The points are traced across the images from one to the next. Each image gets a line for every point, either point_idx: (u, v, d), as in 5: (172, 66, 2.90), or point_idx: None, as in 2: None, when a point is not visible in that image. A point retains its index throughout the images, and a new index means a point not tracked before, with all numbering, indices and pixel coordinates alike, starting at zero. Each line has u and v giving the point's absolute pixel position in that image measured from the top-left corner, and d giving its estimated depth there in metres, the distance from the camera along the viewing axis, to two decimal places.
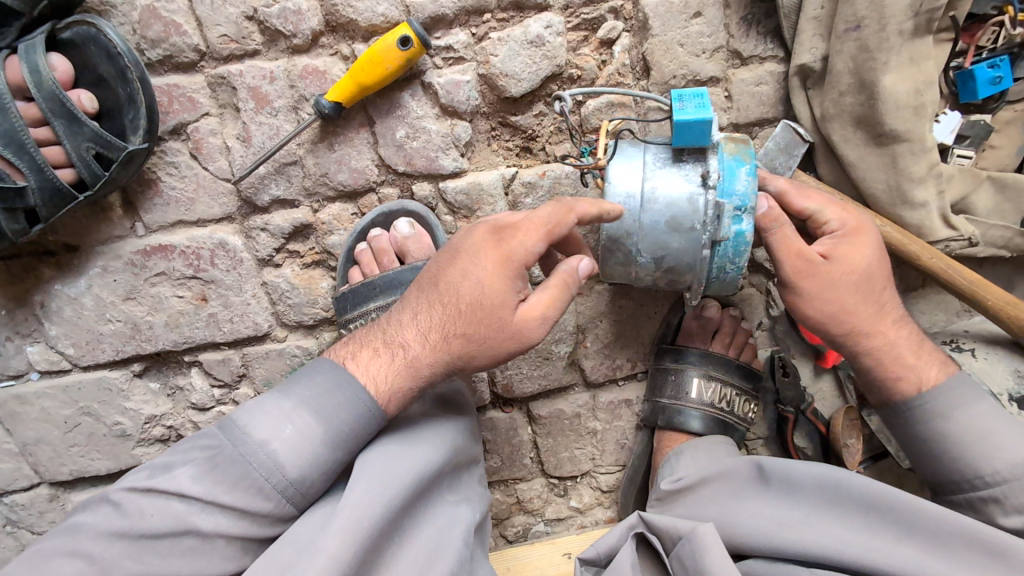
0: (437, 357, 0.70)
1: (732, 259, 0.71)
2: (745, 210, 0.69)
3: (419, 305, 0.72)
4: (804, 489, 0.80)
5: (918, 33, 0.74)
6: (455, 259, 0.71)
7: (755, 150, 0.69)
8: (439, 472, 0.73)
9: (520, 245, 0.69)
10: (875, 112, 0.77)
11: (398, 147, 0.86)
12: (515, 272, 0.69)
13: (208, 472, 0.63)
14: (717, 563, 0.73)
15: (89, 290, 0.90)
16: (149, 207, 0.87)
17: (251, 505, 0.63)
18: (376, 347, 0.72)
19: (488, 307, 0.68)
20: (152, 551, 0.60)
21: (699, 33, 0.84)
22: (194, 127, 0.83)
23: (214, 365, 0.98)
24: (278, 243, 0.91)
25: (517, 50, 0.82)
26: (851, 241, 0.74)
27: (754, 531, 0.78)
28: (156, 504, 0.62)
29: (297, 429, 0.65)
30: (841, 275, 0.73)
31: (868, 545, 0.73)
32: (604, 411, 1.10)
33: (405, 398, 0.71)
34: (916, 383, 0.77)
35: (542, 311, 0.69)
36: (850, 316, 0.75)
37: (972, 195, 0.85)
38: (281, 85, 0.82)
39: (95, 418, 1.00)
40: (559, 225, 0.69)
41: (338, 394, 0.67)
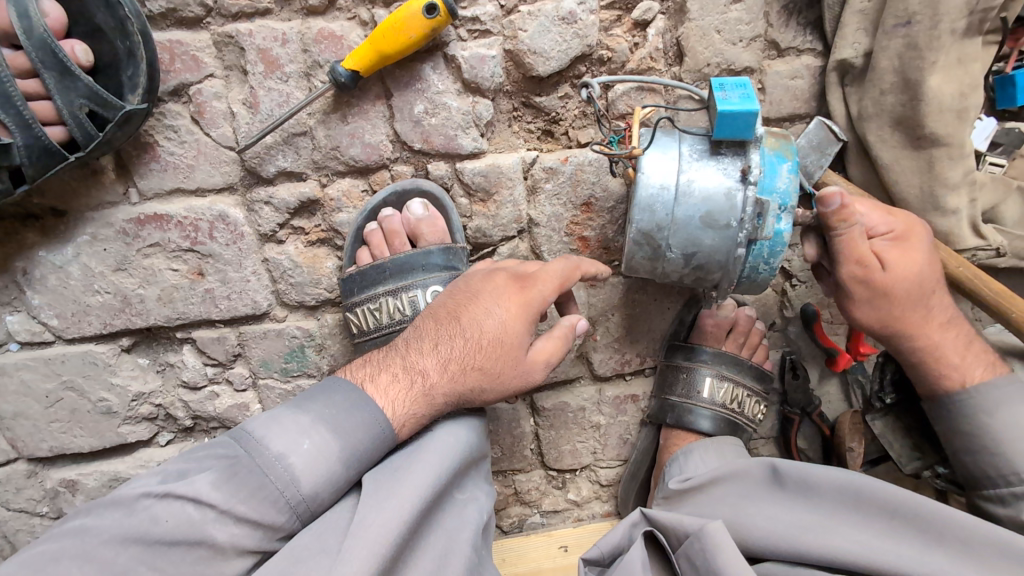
0: (452, 389, 0.70)
1: (767, 259, 0.69)
2: (784, 208, 0.67)
3: (439, 335, 0.71)
4: (819, 494, 0.79)
5: (969, 33, 0.71)
6: (475, 299, 0.72)
7: (798, 148, 0.68)
8: (455, 469, 0.70)
9: (539, 295, 0.72)
10: (917, 113, 0.74)
11: (415, 122, 0.81)
12: (531, 318, 0.72)
13: (226, 480, 0.60)
14: (727, 561, 0.71)
15: (77, 259, 0.84)
16: (144, 173, 0.81)
17: (266, 516, 0.60)
18: (394, 371, 0.70)
19: (503, 349, 0.71)
20: (166, 559, 0.56)
21: (737, 19, 0.80)
22: (197, 89, 0.77)
23: (208, 344, 0.93)
24: (282, 218, 0.86)
25: (547, 26, 0.77)
26: (902, 246, 0.73)
27: (769, 534, 0.78)
28: (172, 508, 0.58)
29: (314, 446, 0.63)
30: (899, 280, 0.73)
31: (889, 550, 0.72)
32: (610, 406, 1.08)
33: (419, 426, 0.71)
34: (960, 380, 0.80)
35: (547, 357, 0.74)
36: (897, 320, 0.77)
37: (1001, 204, 0.84)
38: (294, 49, 0.76)
39: (79, 393, 0.94)
40: (569, 280, 0.76)
41: (358, 413, 0.66)
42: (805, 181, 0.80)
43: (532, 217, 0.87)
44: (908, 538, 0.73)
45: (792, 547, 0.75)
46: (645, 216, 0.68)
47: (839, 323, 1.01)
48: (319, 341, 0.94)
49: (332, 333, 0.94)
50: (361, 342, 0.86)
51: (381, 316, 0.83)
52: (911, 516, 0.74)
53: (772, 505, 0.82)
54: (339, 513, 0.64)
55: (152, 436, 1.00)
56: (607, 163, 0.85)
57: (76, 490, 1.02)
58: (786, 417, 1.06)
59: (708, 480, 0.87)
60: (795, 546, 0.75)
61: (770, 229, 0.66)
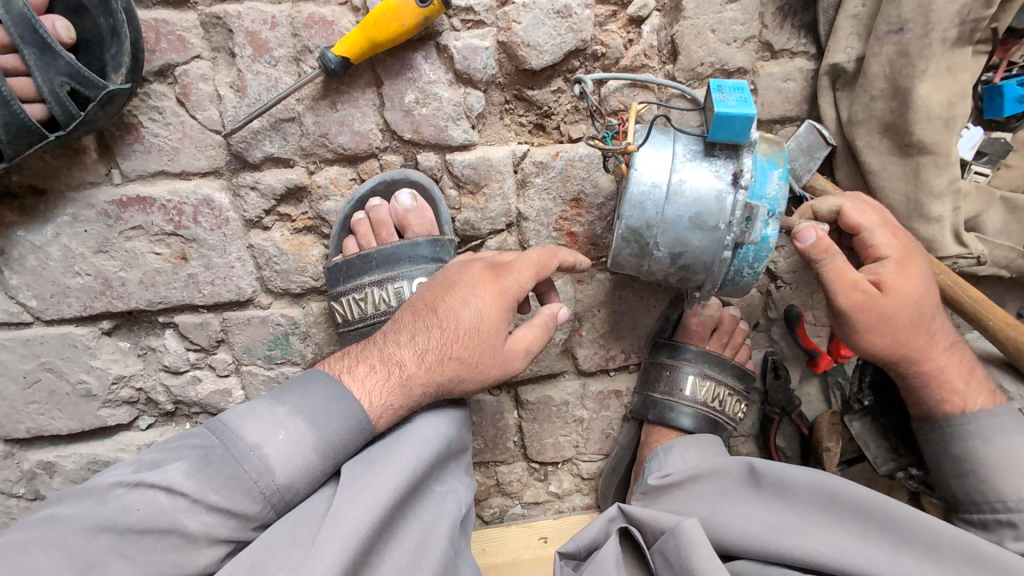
0: (430, 379, 0.70)
1: (751, 265, 0.70)
2: (772, 215, 0.67)
3: (416, 327, 0.71)
4: (793, 493, 0.81)
5: (960, 42, 0.71)
6: (452, 290, 0.72)
7: (790, 154, 0.68)
8: (434, 462, 0.71)
9: (515, 282, 0.73)
10: (905, 120, 0.74)
11: (406, 112, 0.80)
12: (509, 306, 0.72)
13: (201, 469, 0.60)
14: (702, 557, 0.73)
15: (57, 239, 0.83)
16: (127, 154, 0.80)
17: (239, 505, 0.60)
18: (371, 363, 0.70)
19: (481, 338, 0.71)
20: (136, 547, 0.56)
21: (733, 19, 0.79)
22: (183, 70, 0.76)
23: (191, 329, 0.92)
24: (269, 205, 0.85)
25: (541, 19, 0.77)
26: (901, 272, 0.74)
27: (742, 532, 0.79)
28: (144, 497, 0.58)
29: (289, 437, 0.63)
30: (896, 305, 0.73)
31: (859, 552, 0.74)
32: (593, 400, 1.09)
33: (398, 416, 0.71)
34: (960, 405, 0.80)
35: (526, 345, 0.74)
36: (902, 344, 0.77)
37: (984, 213, 0.85)
38: (283, 32, 0.75)
39: (57, 375, 0.93)
40: (546, 268, 0.76)
41: (335, 405, 0.66)
42: (795, 184, 0.80)
43: (521, 211, 0.87)
44: (878, 540, 0.75)
45: (765, 545, 0.77)
46: (633, 215, 0.68)
47: (821, 325, 1.02)
48: (304, 329, 0.94)
49: (317, 321, 0.93)
50: (346, 331, 0.86)
51: (366, 306, 0.83)
52: (883, 518, 0.76)
53: (749, 503, 0.83)
54: (316, 503, 0.64)
55: (132, 420, 0.99)
56: (597, 159, 0.84)
57: (54, 472, 1.01)
58: (766, 416, 1.08)
59: (687, 477, 0.88)
60: (768, 545, 0.76)
61: (757, 235, 0.67)
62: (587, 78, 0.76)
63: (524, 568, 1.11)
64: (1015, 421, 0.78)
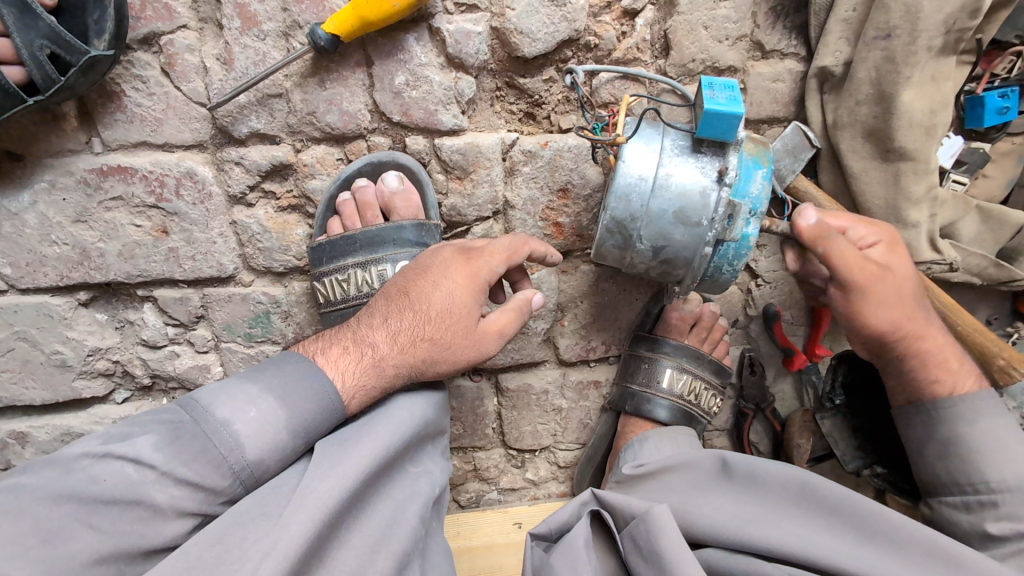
0: (402, 360, 0.70)
1: (730, 262, 0.71)
2: (754, 213, 0.68)
3: (389, 310, 0.71)
4: (761, 484, 0.83)
5: (945, 51, 0.73)
6: (425, 274, 0.72)
7: (775, 155, 0.69)
8: (410, 442, 0.71)
9: (486, 264, 0.73)
10: (888, 126, 0.76)
11: (395, 94, 0.79)
12: (481, 288, 0.73)
13: (169, 443, 0.60)
14: (670, 543, 0.74)
15: (33, 207, 0.81)
16: (109, 122, 0.78)
17: (209, 480, 0.60)
18: (344, 345, 0.70)
19: (454, 319, 0.71)
20: (102, 517, 0.56)
21: (725, 17, 0.80)
22: (169, 39, 0.74)
23: (171, 303, 0.92)
24: (253, 181, 0.84)
25: (535, 7, 0.76)
26: (892, 254, 0.75)
27: (709, 521, 0.81)
28: (111, 469, 0.58)
29: (260, 414, 0.63)
30: (897, 283, 0.74)
31: (819, 541, 0.76)
32: (572, 390, 1.10)
33: (369, 399, 0.71)
34: (950, 386, 0.82)
35: (500, 328, 0.74)
36: (904, 323, 0.77)
37: (960, 221, 0.87)
38: (272, 6, 0.74)
39: (31, 345, 0.92)
40: (516, 254, 0.77)
41: (306, 384, 0.66)
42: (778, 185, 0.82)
43: (508, 199, 0.87)
44: (838, 531, 0.77)
45: (730, 533, 0.78)
46: (615, 208, 0.69)
47: (798, 324, 1.04)
48: (285, 308, 0.93)
49: (299, 301, 0.93)
50: (328, 311, 0.85)
51: (349, 288, 0.83)
52: (845, 510, 0.78)
53: (716, 493, 0.85)
54: (288, 478, 0.64)
55: (108, 393, 0.98)
56: (586, 151, 0.85)
57: (26, 442, 1.00)
58: (740, 411, 1.11)
59: (659, 466, 0.90)
60: (732, 531, 0.79)
61: (735, 234, 0.68)
62: (579, 69, 0.75)
63: (497, 552, 1.13)
64: (980, 422, 0.80)
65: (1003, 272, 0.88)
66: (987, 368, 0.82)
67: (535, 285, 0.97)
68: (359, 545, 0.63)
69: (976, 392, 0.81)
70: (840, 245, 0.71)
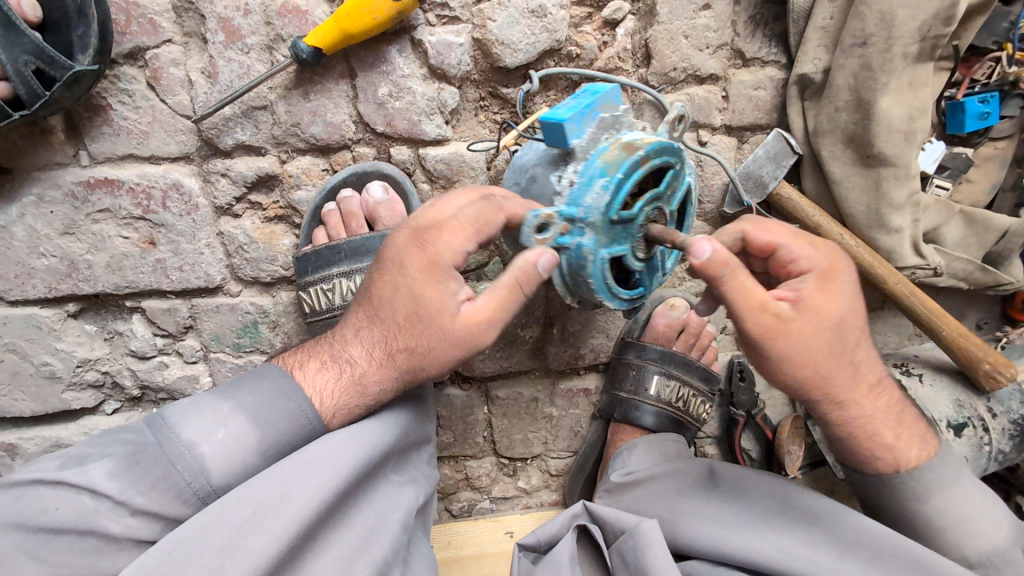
0: (383, 374, 0.68)
1: (580, 275, 0.69)
2: (587, 223, 0.66)
3: (360, 322, 0.69)
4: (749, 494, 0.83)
5: (921, 57, 0.73)
6: (384, 272, 0.66)
7: (623, 165, 0.64)
8: (388, 453, 0.70)
9: (445, 248, 0.63)
10: (867, 132, 0.76)
11: (379, 105, 0.80)
12: (444, 274, 0.64)
13: (125, 471, 0.61)
14: (659, 561, 0.74)
15: (22, 219, 0.82)
16: (95, 136, 0.79)
17: (166, 508, 0.61)
18: (323, 359, 0.69)
19: (425, 323, 0.65)
20: (51, 548, 0.58)
21: (705, 26, 0.81)
22: (154, 54, 0.75)
23: (159, 314, 0.92)
24: (239, 192, 0.85)
25: (516, 18, 0.77)
26: (820, 290, 0.67)
27: (697, 534, 0.80)
28: (65, 497, 0.59)
29: (228, 436, 0.63)
30: (813, 330, 0.66)
31: (800, 553, 0.75)
32: (562, 398, 1.10)
33: (352, 416, 0.69)
34: (893, 462, 0.73)
35: (487, 315, 0.65)
36: (824, 380, 0.69)
37: (944, 226, 0.88)
38: (256, 20, 0.75)
39: (21, 357, 0.93)
40: (487, 225, 0.64)
41: (286, 402, 0.66)
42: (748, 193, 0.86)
43: None
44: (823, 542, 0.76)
45: (714, 544, 0.78)
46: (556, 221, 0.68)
47: None
48: (273, 318, 0.94)
49: (287, 311, 0.94)
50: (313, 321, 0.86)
51: (333, 297, 0.83)
52: (827, 521, 0.77)
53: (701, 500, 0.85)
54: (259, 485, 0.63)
55: (97, 404, 0.99)
56: None
57: (17, 454, 1.00)
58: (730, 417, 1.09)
59: (647, 475, 0.90)
60: (710, 540, 0.78)
61: (553, 241, 0.67)
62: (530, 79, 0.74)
63: (488, 561, 1.13)
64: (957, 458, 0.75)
65: (988, 276, 0.89)
66: (973, 372, 0.83)
67: None
68: (335, 556, 0.63)
69: (923, 464, 0.73)
70: (740, 280, 0.63)
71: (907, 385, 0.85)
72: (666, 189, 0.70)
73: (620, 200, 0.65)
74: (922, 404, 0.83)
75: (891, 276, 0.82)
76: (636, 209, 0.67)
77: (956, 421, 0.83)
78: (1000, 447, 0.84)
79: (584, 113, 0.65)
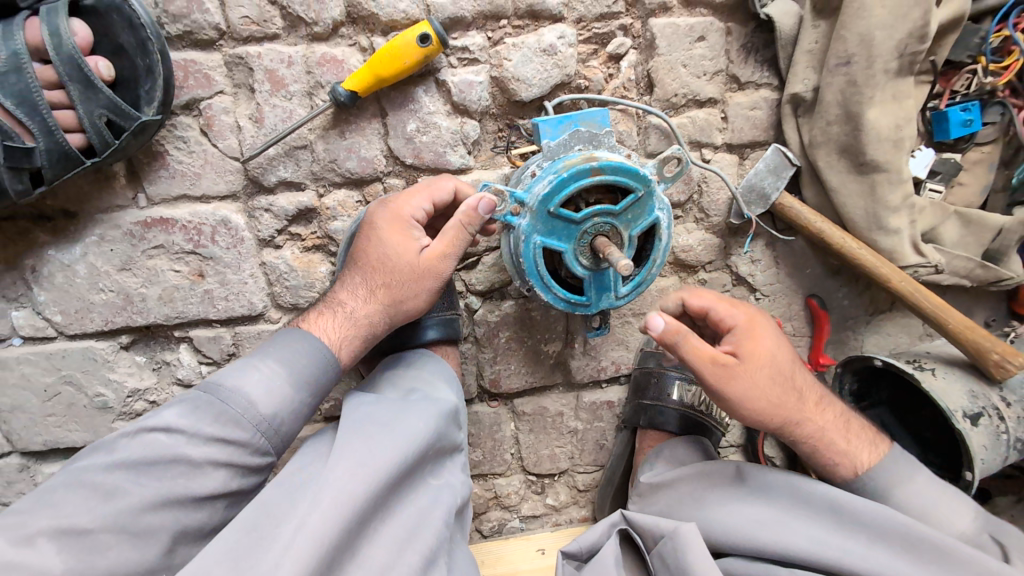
0: (371, 310, 0.80)
1: (516, 256, 0.77)
2: (525, 204, 0.74)
3: (343, 276, 0.82)
4: (775, 489, 0.83)
5: (902, 72, 0.80)
6: (360, 234, 0.82)
7: (573, 167, 0.71)
8: (421, 455, 0.74)
9: (407, 205, 0.81)
10: (858, 141, 0.83)
11: (408, 139, 0.88)
12: (407, 224, 0.80)
13: (190, 410, 0.70)
14: (698, 560, 0.76)
15: (84, 258, 0.90)
16: (152, 179, 0.87)
17: (231, 434, 0.70)
18: (320, 309, 0.82)
19: (395, 264, 0.79)
20: (149, 475, 0.66)
21: (701, 56, 0.89)
22: (207, 104, 0.84)
23: (205, 342, 0.99)
24: (281, 225, 0.92)
25: (530, 57, 0.86)
26: (748, 338, 0.81)
27: (729, 532, 0.81)
28: (145, 439, 0.68)
29: (263, 374, 0.74)
30: (755, 372, 0.79)
31: (831, 543, 0.75)
32: (586, 411, 1.14)
33: (356, 346, 0.81)
34: (850, 468, 0.82)
35: (443, 248, 0.79)
36: (778, 409, 0.79)
37: (940, 226, 0.93)
38: (298, 70, 0.83)
39: (76, 388, 0.99)
40: (438, 189, 0.83)
41: (297, 343, 0.77)
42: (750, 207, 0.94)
43: None
44: (854, 534, 0.76)
45: (747, 539, 0.79)
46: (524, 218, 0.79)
47: (800, 333, 1.08)
48: None
49: None
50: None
51: None
52: (850, 510, 0.77)
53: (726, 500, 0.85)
54: (292, 475, 0.69)
55: None
56: None
57: None
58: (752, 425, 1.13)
59: (675, 477, 0.92)
60: (744, 539, 0.79)
61: (503, 217, 0.76)
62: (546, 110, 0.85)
63: None
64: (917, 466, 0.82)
65: (991, 273, 0.93)
66: (983, 363, 0.86)
67: (546, 307, 1.03)
68: (386, 545, 0.66)
69: (875, 464, 0.81)
70: (691, 341, 0.78)
71: (921, 378, 0.88)
72: (622, 211, 0.75)
73: (562, 196, 0.73)
74: (936, 395, 0.86)
75: (895, 275, 0.88)
76: (580, 214, 0.74)
77: (972, 411, 0.85)
78: (1017, 435, 0.86)
79: (565, 126, 0.79)
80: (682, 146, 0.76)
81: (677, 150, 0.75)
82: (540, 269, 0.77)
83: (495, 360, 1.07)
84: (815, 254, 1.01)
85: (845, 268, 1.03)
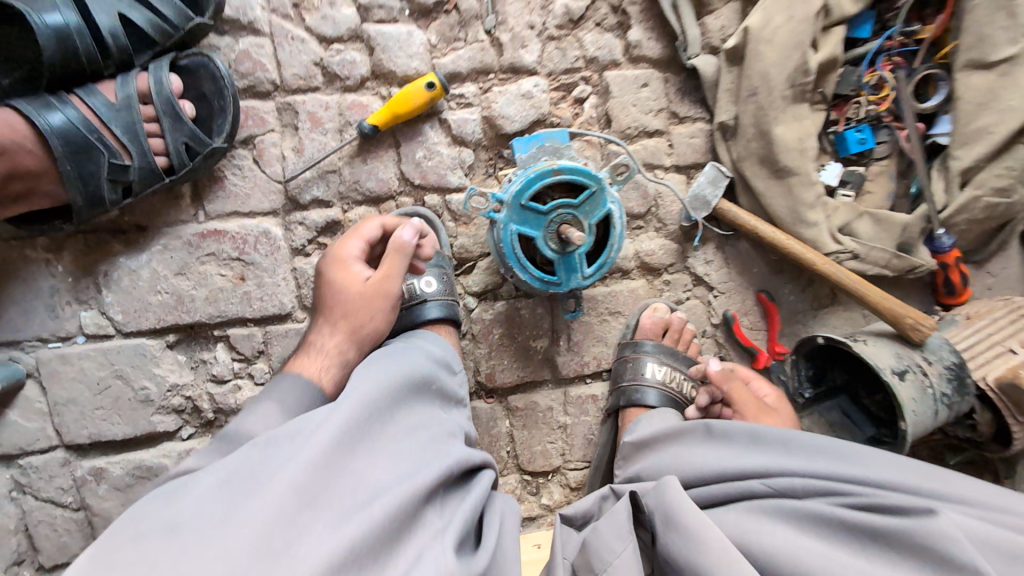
0: (343, 340, 0.94)
1: (497, 245, 0.96)
2: (502, 202, 0.94)
3: (313, 322, 0.98)
4: (731, 437, 0.89)
5: (797, 99, 1.03)
6: (319, 280, 1.00)
7: (537, 170, 0.92)
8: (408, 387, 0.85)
9: (348, 247, 1.00)
10: (772, 153, 1.05)
11: (416, 164, 1.11)
12: (351, 261, 0.99)
13: (207, 455, 0.76)
14: (680, 501, 0.80)
15: (148, 264, 1.08)
16: (212, 198, 1.08)
17: None
18: (303, 352, 0.95)
19: (348, 297, 0.96)
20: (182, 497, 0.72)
21: (646, 97, 1.14)
22: (261, 139, 1.07)
23: (240, 340, 1.15)
24: (312, 235, 1.12)
25: (512, 100, 1.10)
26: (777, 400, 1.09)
27: (700, 469, 0.87)
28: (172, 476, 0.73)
29: (261, 415, 0.81)
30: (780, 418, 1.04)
31: (784, 463, 0.82)
32: (574, 405, 1.27)
33: (338, 373, 0.93)
34: None
35: (383, 272, 0.97)
36: None
37: (856, 224, 1.13)
38: (333, 112, 1.08)
39: (124, 382, 1.13)
40: (368, 225, 1.02)
41: (287, 387, 0.86)
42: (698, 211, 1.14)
43: None
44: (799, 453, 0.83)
45: (707, 470, 0.86)
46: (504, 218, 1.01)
47: (757, 326, 1.24)
48: None
49: None
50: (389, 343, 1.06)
51: None
52: (789, 439, 0.84)
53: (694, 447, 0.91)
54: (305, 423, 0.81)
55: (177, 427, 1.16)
56: None
57: (103, 478, 1.16)
58: None
59: (651, 436, 0.99)
60: (702, 467, 0.87)
61: (485, 214, 0.95)
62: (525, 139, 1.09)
63: None
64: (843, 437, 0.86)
65: (904, 261, 1.11)
66: (902, 328, 1.03)
67: (533, 306, 1.20)
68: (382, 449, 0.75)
69: None
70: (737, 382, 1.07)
71: (854, 345, 1.04)
72: (581, 204, 0.95)
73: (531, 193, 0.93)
74: (867, 356, 1.01)
75: (820, 259, 1.06)
76: (546, 207, 0.93)
77: (898, 368, 1.00)
78: (941, 389, 0.99)
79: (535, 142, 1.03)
80: (629, 160, 1.00)
81: (626, 160, 0.99)
82: (517, 251, 0.96)
83: (490, 356, 1.21)
84: (758, 254, 1.20)
85: (787, 267, 1.21)
